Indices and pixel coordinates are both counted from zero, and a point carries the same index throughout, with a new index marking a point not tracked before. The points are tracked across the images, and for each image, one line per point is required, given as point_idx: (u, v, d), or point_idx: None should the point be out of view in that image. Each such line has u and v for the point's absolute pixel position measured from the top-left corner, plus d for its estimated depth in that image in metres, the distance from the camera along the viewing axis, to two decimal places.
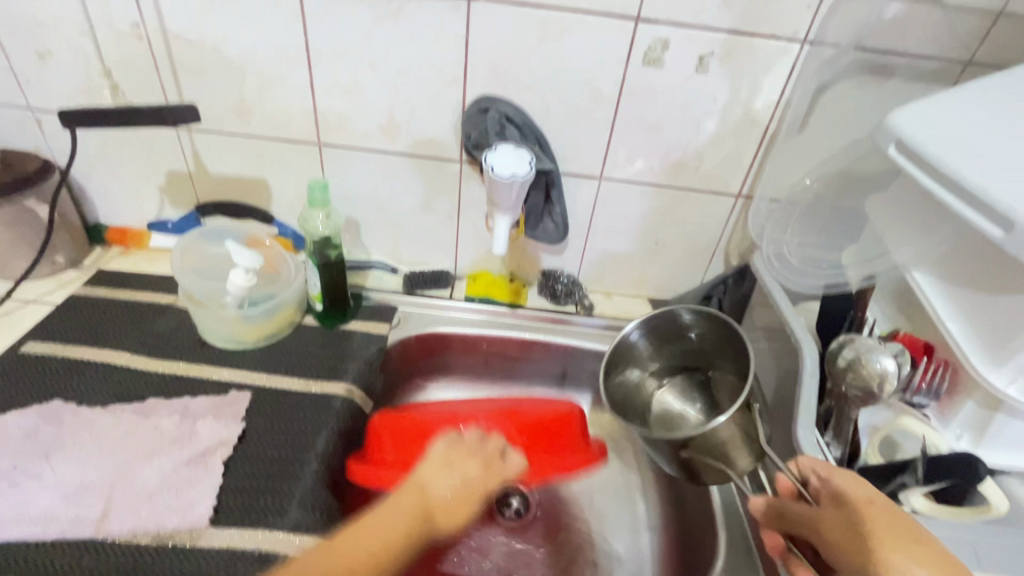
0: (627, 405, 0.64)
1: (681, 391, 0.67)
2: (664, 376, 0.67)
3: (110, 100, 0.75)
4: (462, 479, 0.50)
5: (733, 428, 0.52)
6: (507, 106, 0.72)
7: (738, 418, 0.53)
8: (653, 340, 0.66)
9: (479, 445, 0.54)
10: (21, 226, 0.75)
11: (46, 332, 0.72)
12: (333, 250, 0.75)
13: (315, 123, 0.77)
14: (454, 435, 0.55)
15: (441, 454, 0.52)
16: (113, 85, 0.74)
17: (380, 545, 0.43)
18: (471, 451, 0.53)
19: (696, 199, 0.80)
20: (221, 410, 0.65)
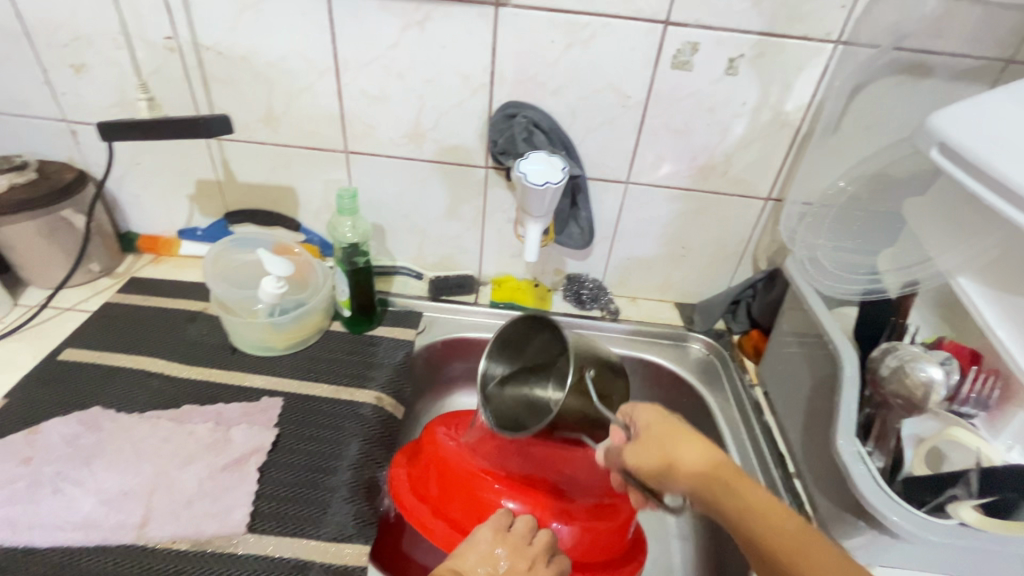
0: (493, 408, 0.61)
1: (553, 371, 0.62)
2: (533, 373, 0.63)
3: (146, 112, 0.74)
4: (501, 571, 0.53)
5: (580, 399, 0.54)
6: (533, 112, 0.72)
7: (584, 393, 0.54)
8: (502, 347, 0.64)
9: (524, 543, 0.56)
10: (59, 235, 0.77)
11: (83, 339, 0.74)
12: (361, 258, 0.75)
13: (342, 131, 0.77)
14: (504, 523, 0.58)
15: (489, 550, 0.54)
16: (149, 97, 0.73)
17: None
18: (511, 542, 0.55)
19: (724, 202, 0.79)
20: (254, 418, 0.65)
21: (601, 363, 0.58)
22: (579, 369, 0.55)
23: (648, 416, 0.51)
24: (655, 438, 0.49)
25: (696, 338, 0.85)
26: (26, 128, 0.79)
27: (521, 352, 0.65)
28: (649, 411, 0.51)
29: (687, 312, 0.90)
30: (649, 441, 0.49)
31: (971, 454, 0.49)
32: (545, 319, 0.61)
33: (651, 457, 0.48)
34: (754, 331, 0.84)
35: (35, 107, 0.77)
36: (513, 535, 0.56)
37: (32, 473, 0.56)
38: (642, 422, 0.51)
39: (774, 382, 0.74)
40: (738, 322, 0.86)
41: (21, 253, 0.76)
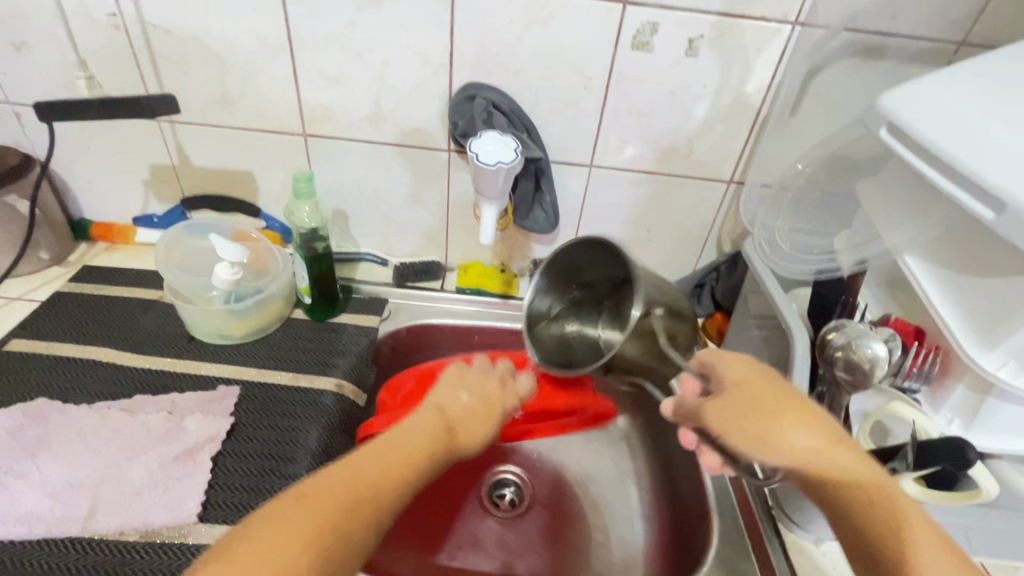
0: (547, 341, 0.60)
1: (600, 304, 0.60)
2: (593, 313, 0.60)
3: (85, 90, 0.71)
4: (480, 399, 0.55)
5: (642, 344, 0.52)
6: (493, 93, 0.71)
7: (646, 333, 0.52)
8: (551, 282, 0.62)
9: (490, 369, 0.60)
10: (2, 222, 0.74)
11: (31, 329, 0.71)
12: (321, 243, 0.74)
13: (300, 113, 0.75)
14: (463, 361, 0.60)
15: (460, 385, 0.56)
16: (87, 75, 0.70)
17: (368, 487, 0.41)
18: (472, 378, 0.57)
19: (687, 185, 0.79)
20: (210, 407, 0.64)
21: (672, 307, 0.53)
22: (647, 309, 0.52)
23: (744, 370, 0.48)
24: (756, 398, 0.46)
25: None
26: None
27: (569, 277, 0.61)
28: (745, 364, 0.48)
29: None
30: (751, 399, 0.46)
31: (909, 428, 0.49)
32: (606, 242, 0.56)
33: (759, 419, 0.45)
34: (717, 315, 0.84)
35: None
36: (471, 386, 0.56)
37: None
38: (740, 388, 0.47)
39: None
40: (703, 304, 0.85)
41: None
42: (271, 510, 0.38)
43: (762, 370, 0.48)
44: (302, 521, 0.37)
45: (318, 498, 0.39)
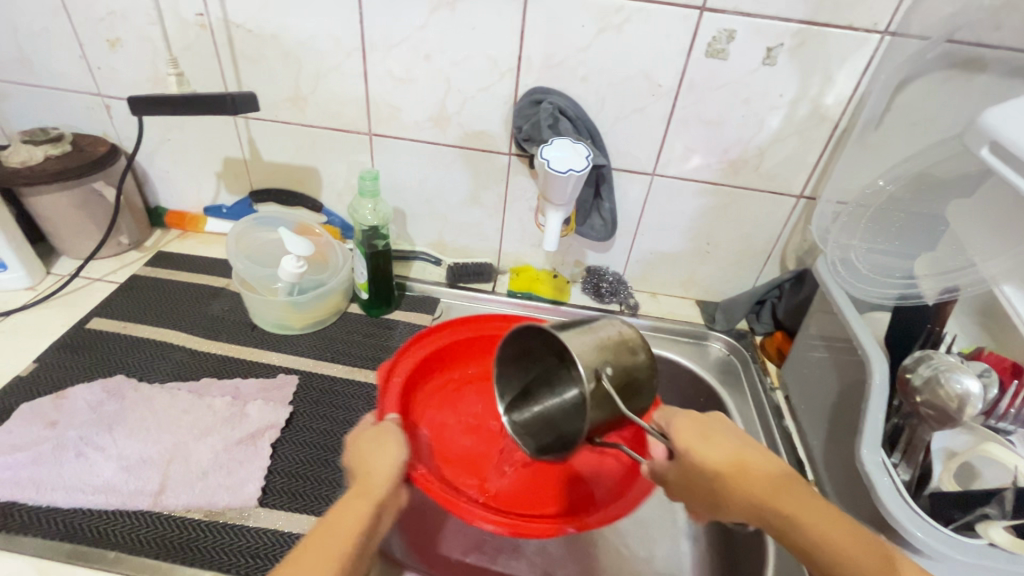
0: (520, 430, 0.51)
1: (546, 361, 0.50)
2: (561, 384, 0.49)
3: (176, 87, 0.74)
4: (373, 436, 0.52)
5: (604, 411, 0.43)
6: (560, 98, 0.70)
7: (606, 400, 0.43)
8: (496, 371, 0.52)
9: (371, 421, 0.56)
10: (90, 207, 0.79)
11: (111, 309, 0.75)
12: (381, 241, 0.75)
13: (367, 112, 0.77)
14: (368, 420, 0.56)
15: (374, 429, 0.53)
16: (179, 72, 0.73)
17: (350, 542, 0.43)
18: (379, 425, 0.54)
19: (753, 197, 0.77)
20: (271, 394, 0.66)
21: (616, 346, 0.45)
22: (593, 373, 0.42)
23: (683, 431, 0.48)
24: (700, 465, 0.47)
25: (717, 337, 0.83)
26: (63, 101, 0.81)
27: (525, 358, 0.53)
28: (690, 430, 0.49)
29: (708, 310, 0.88)
30: (704, 439, 0.48)
31: (1006, 473, 0.47)
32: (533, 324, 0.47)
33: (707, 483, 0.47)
34: (777, 334, 0.81)
35: (72, 80, 0.79)
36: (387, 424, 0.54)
37: (56, 436, 0.57)
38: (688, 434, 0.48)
39: (796, 386, 0.71)
40: (761, 322, 0.83)
41: (55, 224, 0.78)
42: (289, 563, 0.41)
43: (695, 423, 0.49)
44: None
45: (314, 547, 0.42)
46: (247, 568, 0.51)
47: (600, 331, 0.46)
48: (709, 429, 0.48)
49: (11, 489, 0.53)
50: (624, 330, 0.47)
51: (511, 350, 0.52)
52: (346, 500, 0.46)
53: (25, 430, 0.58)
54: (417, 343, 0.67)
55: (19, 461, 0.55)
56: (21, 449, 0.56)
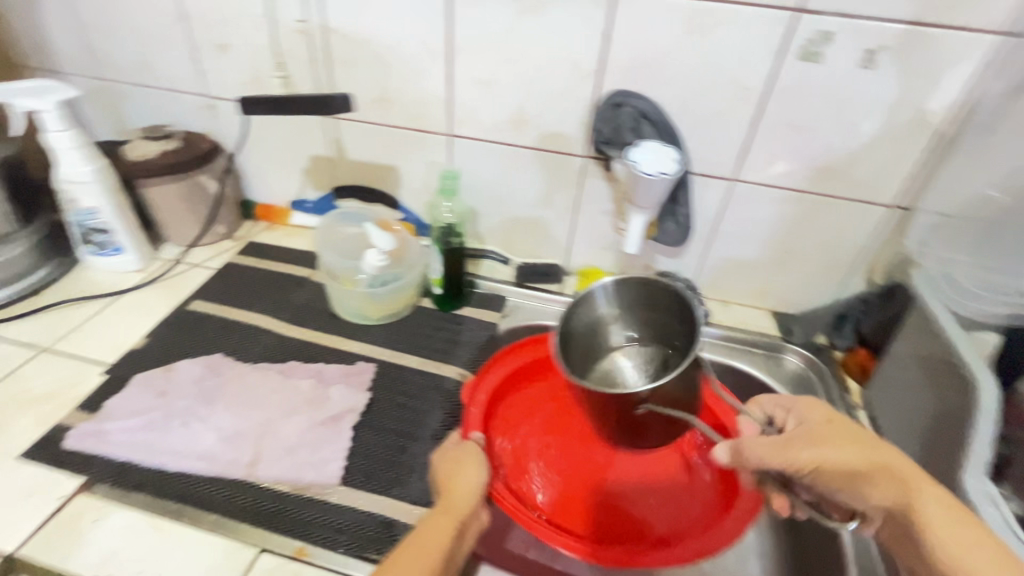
0: (583, 364, 0.65)
1: (637, 337, 0.67)
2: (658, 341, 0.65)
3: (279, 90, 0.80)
4: (453, 454, 0.60)
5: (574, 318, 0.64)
6: (643, 102, 0.70)
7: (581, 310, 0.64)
8: (600, 322, 0.67)
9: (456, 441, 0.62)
10: (194, 198, 0.86)
11: (209, 293, 0.82)
12: (456, 239, 0.78)
13: (448, 113, 0.80)
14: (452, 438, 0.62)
15: (454, 451, 0.60)
16: (283, 76, 0.81)
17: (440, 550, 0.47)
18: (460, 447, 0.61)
19: (840, 206, 0.73)
20: (351, 380, 0.70)
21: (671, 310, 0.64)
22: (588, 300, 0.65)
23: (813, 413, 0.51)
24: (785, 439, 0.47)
25: (792, 351, 0.80)
26: (174, 101, 0.89)
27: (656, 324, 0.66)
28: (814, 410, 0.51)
29: (783, 322, 0.85)
30: (817, 435, 0.46)
31: None
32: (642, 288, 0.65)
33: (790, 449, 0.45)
34: (860, 350, 0.77)
35: (183, 82, 0.87)
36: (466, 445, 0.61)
37: (166, 406, 0.63)
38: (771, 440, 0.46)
39: (884, 407, 0.68)
40: (842, 337, 0.79)
41: (164, 213, 0.86)
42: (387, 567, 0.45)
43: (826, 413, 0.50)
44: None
45: (406, 554, 0.46)
46: (331, 542, 0.54)
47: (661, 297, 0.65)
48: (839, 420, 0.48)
49: (127, 449, 0.58)
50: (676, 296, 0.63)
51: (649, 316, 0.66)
52: (434, 516, 0.51)
53: (140, 397, 0.63)
54: (498, 365, 0.74)
55: (135, 425, 0.60)
56: (136, 415, 0.61)
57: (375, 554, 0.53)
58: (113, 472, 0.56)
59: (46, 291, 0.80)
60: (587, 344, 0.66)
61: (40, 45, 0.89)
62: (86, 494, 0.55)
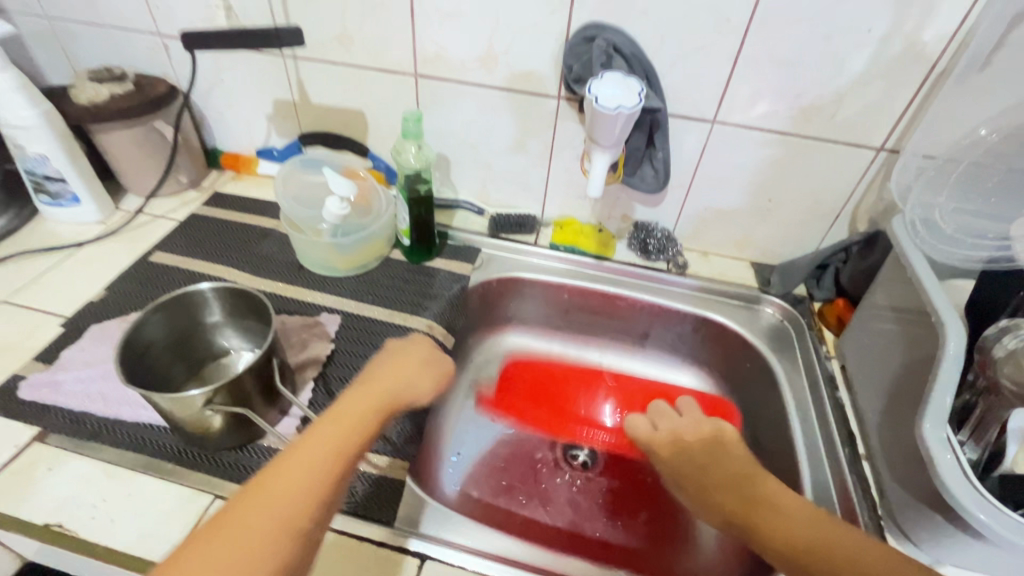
0: (179, 366, 0.60)
1: (246, 338, 0.63)
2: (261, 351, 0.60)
3: (224, 22, 0.77)
4: (417, 363, 0.54)
5: (155, 328, 0.55)
6: (616, 34, 0.65)
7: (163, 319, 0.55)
8: (195, 324, 0.60)
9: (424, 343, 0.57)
10: (152, 146, 0.82)
11: (172, 245, 0.79)
12: (423, 185, 0.75)
13: (413, 52, 0.75)
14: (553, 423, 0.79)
15: (403, 350, 0.55)
16: (226, 6, 0.77)
17: (330, 452, 0.42)
18: (416, 359, 0.54)
19: (824, 149, 0.70)
20: (313, 331, 0.68)
21: (183, 306, 0.58)
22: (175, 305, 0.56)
23: (405, 358, 0.54)
24: (412, 367, 0.53)
25: (770, 302, 0.78)
26: (126, 42, 0.84)
27: (162, 330, 0.57)
28: (406, 356, 0.54)
29: (763, 273, 0.82)
30: (401, 366, 0.53)
31: None
32: (183, 299, 0.57)
33: (411, 371, 0.52)
34: (839, 301, 0.75)
35: (133, 20, 0.81)
36: (423, 347, 0.56)
37: None
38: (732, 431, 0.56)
39: (856, 356, 0.67)
40: (822, 288, 0.77)
41: (120, 161, 0.82)
42: (308, 435, 0.43)
43: (420, 351, 0.55)
44: (283, 481, 0.39)
45: (318, 442, 0.42)
46: None
47: (181, 299, 0.57)
48: (414, 349, 0.55)
49: (82, 400, 0.57)
50: (186, 294, 0.57)
51: (158, 325, 0.56)
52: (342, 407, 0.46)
53: (97, 348, 0.62)
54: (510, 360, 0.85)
55: (91, 376, 0.59)
56: (92, 365, 0.60)
57: None
58: (70, 423, 0.56)
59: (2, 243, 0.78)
60: (172, 343, 0.58)
61: None
62: (41, 446, 0.54)
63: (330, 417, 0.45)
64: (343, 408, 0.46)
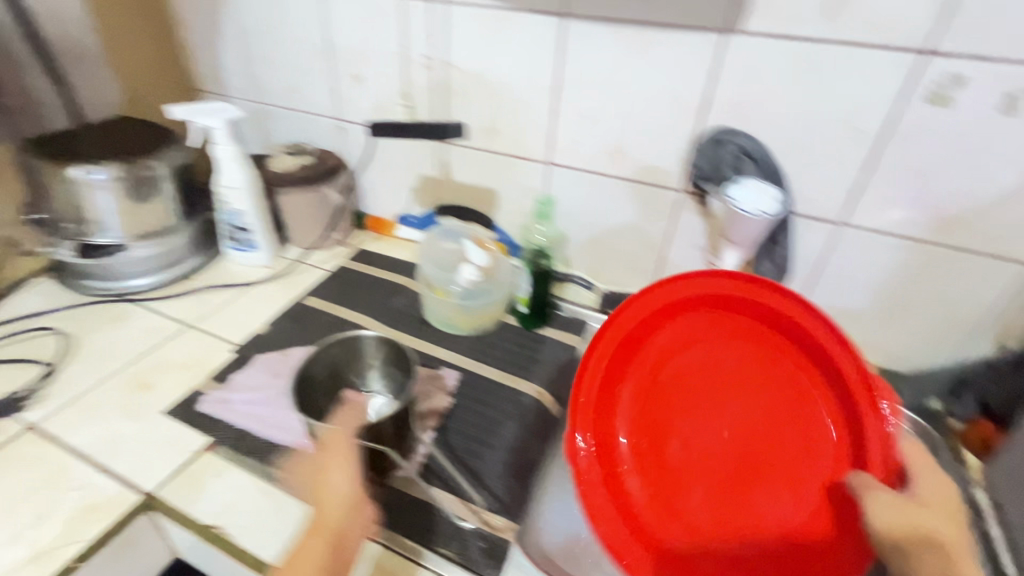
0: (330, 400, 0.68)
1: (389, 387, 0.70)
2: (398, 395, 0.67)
3: (404, 116, 0.93)
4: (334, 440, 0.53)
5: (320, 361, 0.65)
6: (746, 139, 0.70)
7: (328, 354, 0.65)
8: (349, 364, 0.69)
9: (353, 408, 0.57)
10: (319, 207, 0.97)
11: (322, 292, 0.92)
12: (545, 261, 0.84)
13: (549, 143, 0.84)
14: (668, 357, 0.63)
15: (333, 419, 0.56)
16: (406, 105, 0.92)
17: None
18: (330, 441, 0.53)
19: (965, 259, 0.67)
20: (435, 383, 0.75)
21: (343, 347, 0.68)
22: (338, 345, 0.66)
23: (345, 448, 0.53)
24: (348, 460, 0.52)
25: (898, 413, 0.73)
26: (312, 123, 1.03)
27: (325, 366, 0.66)
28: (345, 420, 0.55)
29: (889, 380, 0.78)
30: (342, 458, 0.52)
31: None
32: (344, 341, 0.67)
33: (347, 469, 0.51)
34: (985, 423, 0.69)
35: (322, 107, 1.00)
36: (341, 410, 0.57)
37: (280, 386, 0.71)
38: (876, 506, 0.49)
39: (1010, 489, 0.62)
40: (963, 405, 0.72)
41: (292, 218, 0.98)
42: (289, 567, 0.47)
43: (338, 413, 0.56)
44: None
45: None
46: (409, 532, 0.58)
47: (343, 341, 0.67)
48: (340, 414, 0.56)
49: (246, 419, 0.66)
50: (347, 336, 0.67)
51: (323, 361, 0.66)
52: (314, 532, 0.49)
53: (260, 375, 0.73)
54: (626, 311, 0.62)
55: (254, 399, 0.69)
56: (255, 390, 0.70)
57: (449, 553, 0.56)
58: (234, 437, 0.64)
59: (194, 277, 0.94)
60: (329, 378, 0.68)
61: (214, 73, 1.06)
62: (208, 453, 0.63)
63: (308, 537, 0.48)
64: (318, 536, 0.48)
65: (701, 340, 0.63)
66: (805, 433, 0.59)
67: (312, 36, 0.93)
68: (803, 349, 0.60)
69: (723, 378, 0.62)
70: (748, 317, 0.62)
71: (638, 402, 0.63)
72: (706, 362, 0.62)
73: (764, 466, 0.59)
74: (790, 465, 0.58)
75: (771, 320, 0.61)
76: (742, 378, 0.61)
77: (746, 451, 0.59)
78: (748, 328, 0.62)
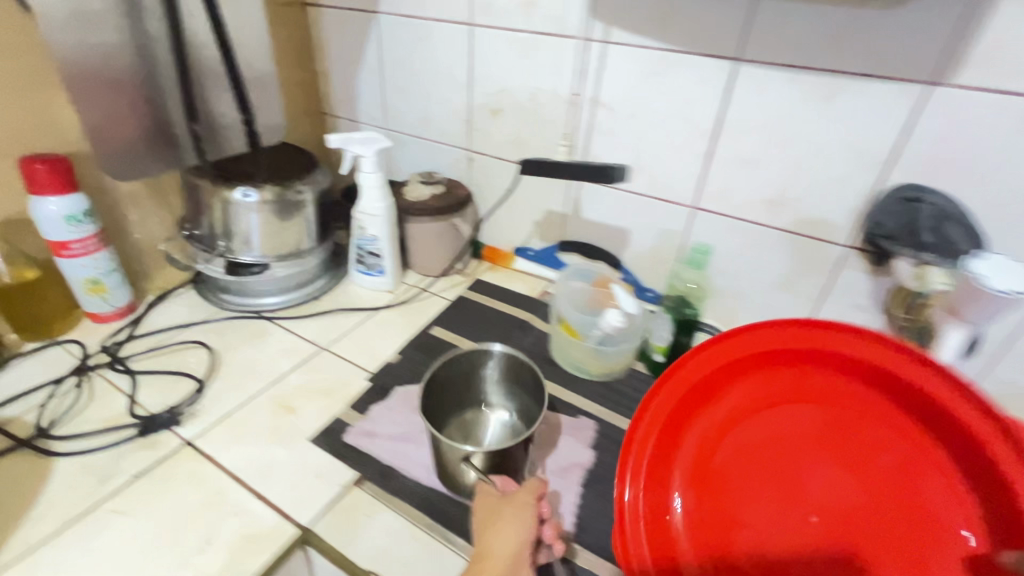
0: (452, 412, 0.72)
1: (510, 405, 0.74)
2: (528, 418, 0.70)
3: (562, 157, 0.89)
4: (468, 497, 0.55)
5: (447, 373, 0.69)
6: (942, 199, 0.63)
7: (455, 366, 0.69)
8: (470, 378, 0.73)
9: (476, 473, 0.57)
10: (445, 237, 0.98)
11: (446, 322, 0.91)
12: (692, 310, 0.81)
13: (698, 188, 0.81)
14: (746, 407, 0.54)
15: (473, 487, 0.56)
16: (567, 144, 0.88)
17: None
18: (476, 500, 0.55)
19: None
20: (573, 433, 0.72)
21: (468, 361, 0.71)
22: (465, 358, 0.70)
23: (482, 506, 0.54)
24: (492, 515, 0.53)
25: None
26: (441, 153, 1.04)
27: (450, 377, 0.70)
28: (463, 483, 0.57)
29: None
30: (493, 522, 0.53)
31: None
32: (471, 355, 0.71)
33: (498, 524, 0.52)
34: None
35: (453, 137, 1.01)
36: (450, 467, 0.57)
37: (421, 422, 0.71)
38: None
39: None
40: None
41: (418, 245, 0.98)
42: None
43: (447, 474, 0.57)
44: None
45: None
46: None
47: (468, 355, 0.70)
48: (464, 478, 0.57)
49: (391, 455, 0.65)
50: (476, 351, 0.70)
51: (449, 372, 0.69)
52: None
53: (399, 410, 0.72)
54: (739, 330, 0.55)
55: (397, 435, 0.68)
56: (398, 425, 0.70)
57: None
58: (380, 473, 0.63)
59: (322, 298, 0.96)
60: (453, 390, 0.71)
61: (349, 100, 1.10)
62: (357, 489, 0.63)
63: None
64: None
65: (761, 402, 0.54)
66: (914, 499, 0.45)
67: (454, 69, 0.94)
68: (915, 397, 0.46)
69: (789, 443, 0.52)
70: (817, 371, 0.52)
71: (692, 481, 0.55)
72: (769, 429, 0.53)
73: (865, 539, 0.46)
74: (893, 542, 0.44)
75: (848, 368, 0.50)
76: (818, 442, 0.50)
77: (841, 527, 0.47)
78: (822, 381, 0.52)
